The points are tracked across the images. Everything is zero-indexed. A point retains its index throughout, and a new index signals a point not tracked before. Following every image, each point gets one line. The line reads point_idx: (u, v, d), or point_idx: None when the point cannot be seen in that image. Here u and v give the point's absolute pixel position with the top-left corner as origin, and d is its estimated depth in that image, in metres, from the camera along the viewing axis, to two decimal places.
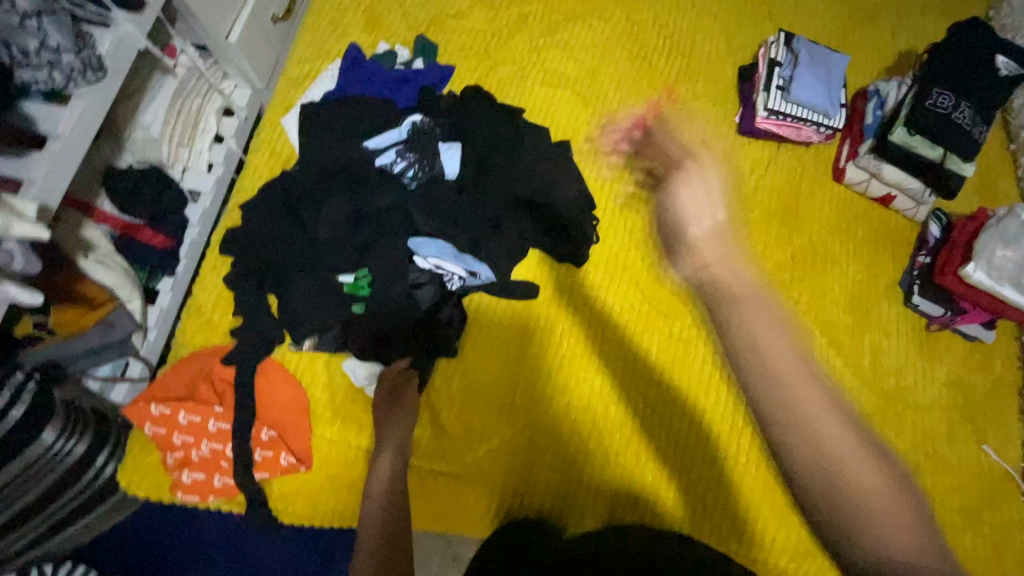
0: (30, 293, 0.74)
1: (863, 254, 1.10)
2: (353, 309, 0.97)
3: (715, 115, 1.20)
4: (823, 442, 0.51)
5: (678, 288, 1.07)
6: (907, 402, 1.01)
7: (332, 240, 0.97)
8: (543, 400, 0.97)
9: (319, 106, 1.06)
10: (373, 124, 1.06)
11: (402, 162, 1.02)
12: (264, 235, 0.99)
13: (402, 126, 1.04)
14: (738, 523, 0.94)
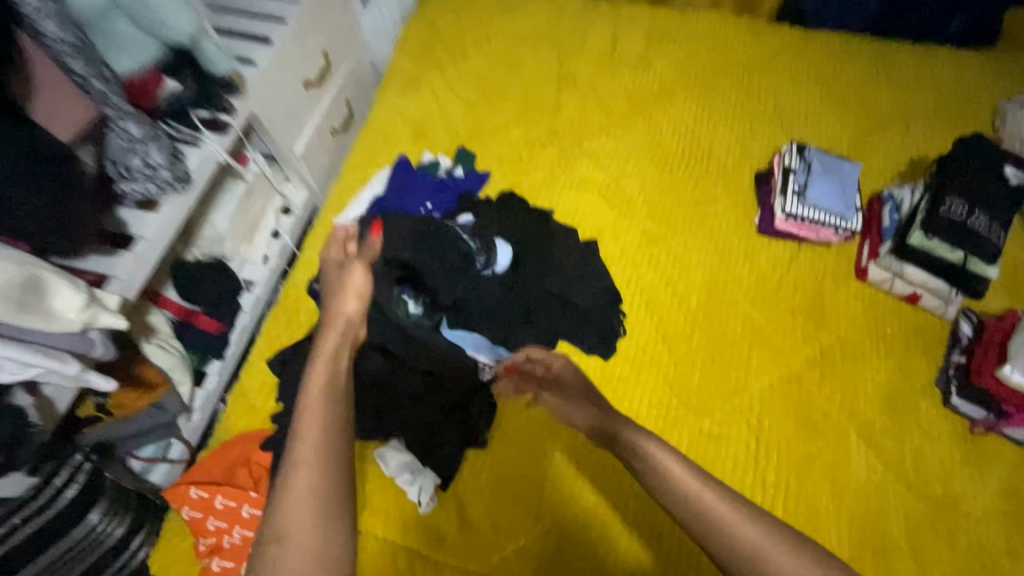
0: (107, 381, 0.81)
1: (894, 353, 1.10)
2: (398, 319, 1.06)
3: (735, 216, 1.27)
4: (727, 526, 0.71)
5: (706, 383, 1.08)
6: (959, 511, 0.95)
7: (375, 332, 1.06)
8: (572, 498, 0.96)
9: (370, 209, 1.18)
10: None
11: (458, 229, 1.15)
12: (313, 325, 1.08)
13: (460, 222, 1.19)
14: None
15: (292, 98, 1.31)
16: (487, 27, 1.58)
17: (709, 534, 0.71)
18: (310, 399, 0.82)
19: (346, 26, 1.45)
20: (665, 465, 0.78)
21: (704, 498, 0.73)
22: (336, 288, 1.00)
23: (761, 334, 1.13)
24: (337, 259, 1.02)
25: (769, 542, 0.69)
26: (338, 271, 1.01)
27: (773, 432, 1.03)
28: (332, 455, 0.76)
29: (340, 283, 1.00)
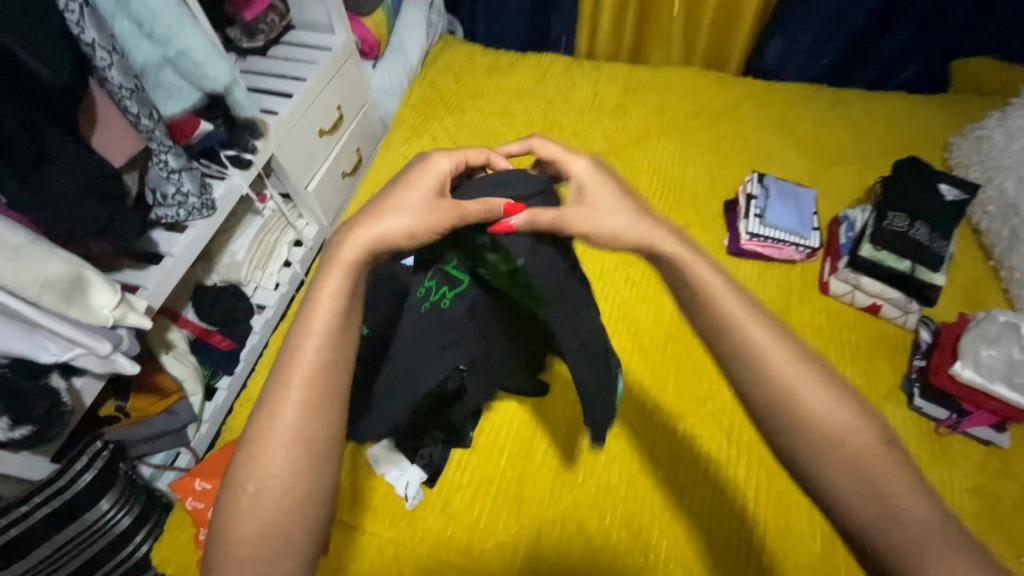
0: (132, 364, 0.91)
1: (861, 359, 1.15)
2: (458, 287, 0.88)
3: (706, 239, 1.37)
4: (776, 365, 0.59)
5: (679, 388, 1.14)
6: None
7: None
8: (554, 492, 1.02)
9: None
10: None
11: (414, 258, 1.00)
12: None
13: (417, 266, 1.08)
14: None
15: (307, 143, 1.50)
16: (482, 85, 1.78)
17: (756, 387, 0.59)
18: (314, 325, 0.59)
19: (357, 84, 1.66)
20: (712, 292, 0.64)
21: (766, 355, 0.59)
22: (406, 190, 0.68)
23: None
24: (441, 164, 0.71)
25: (836, 407, 0.56)
26: (432, 175, 0.70)
27: (743, 434, 1.08)
28: (334, 397, 0.59)
29: (417, 186, 0.68)
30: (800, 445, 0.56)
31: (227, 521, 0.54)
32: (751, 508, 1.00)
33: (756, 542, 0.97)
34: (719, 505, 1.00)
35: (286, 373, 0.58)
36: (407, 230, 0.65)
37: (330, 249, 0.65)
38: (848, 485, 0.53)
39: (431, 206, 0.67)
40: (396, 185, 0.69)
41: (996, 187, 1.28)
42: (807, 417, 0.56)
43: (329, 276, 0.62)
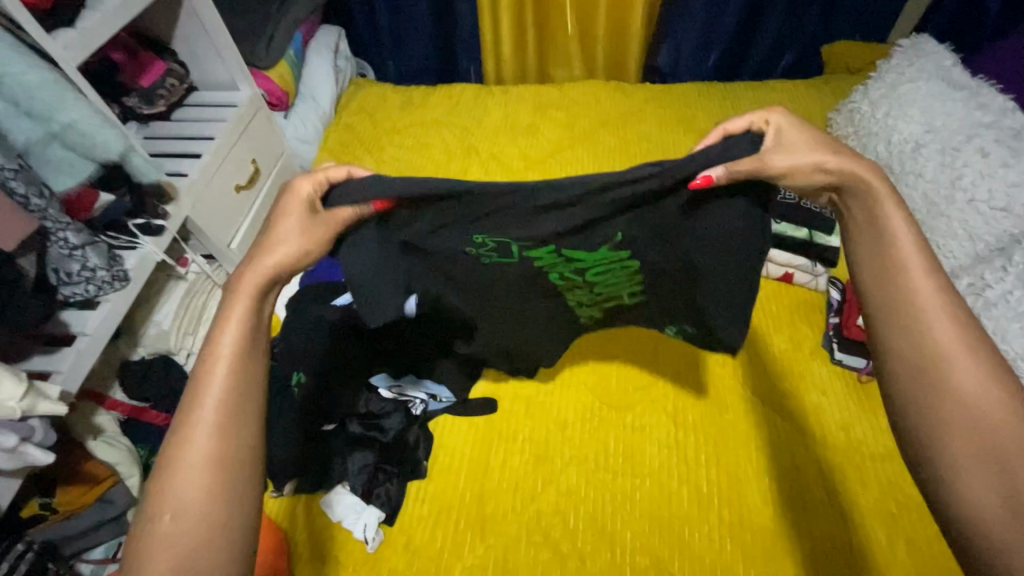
0: (44, 453, 0.85)
1: (782, 326, 1.24)
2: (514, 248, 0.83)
3: None
4: (931, 335, 0.62)
5: (624, 382, 1.17)
6: (862, 452, 1.05)
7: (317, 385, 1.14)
8: (522, 504, 1.02)
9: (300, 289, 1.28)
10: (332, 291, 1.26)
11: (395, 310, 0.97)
12: None
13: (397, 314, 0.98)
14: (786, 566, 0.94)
15: (224, 201, 1.48)
16: (397, 121, 1.82)
17: (911, 359, 0.63)
18: (219, 354, 0.62)
19: (271, 136, 1.66)
20: (895, 253, 0.67)
21: (935, 326, 0.62)
22: (274, 228, 0.70)
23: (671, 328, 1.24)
24: (304, 188, 0.72)
25: (985, 392, 0.59)
26: (297, 203, 0.72)
27: (685, 415, 1.12)
28: (242, 430, 0.60)
29: (284, 220, 0.71)
30: (940, 428, 0.59)
31: (136, 557, 0.55)
32: (707, 483, 1.03)
33: (717, 516, 0.99)
34: (687, 487, 1.03)
35: (194, 403, 0.59)
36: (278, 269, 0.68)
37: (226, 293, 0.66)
38: (979, 472, 0.56)
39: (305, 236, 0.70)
40: (272, 217, 0.71)
41: (872, 152, 1.41)
42: (959, 396, 0.59)
43: (234, 305, 0.65)
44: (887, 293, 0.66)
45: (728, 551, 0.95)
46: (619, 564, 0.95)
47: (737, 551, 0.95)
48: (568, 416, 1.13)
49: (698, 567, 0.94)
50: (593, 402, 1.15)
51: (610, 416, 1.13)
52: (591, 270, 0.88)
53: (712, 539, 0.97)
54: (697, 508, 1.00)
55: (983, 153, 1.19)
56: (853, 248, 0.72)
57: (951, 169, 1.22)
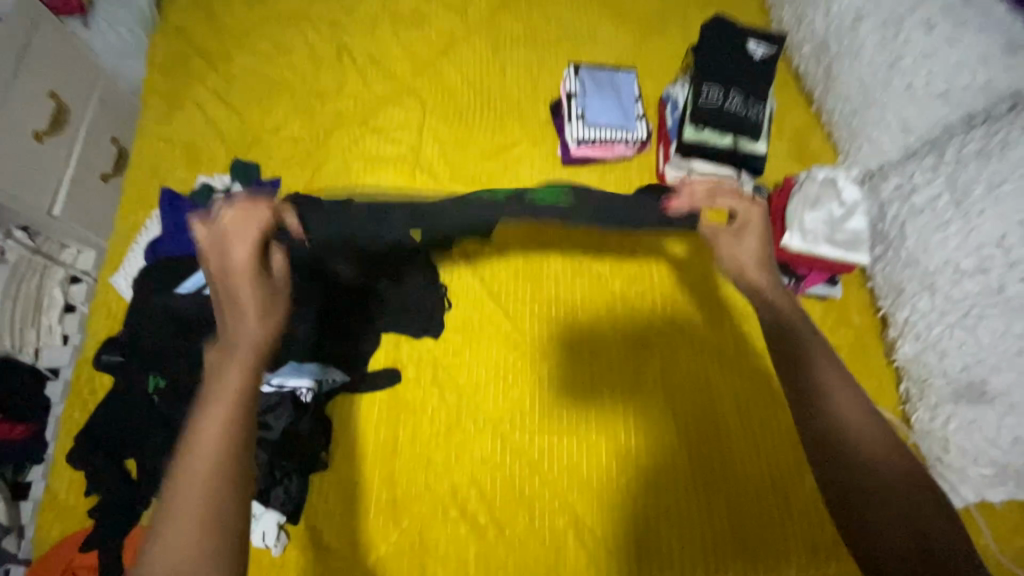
0: None
1: (704, 247, 1.14)
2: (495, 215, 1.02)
3: (538, 156, 1.26)
4: (829, 394, 0.67)
5: (536, 330, 1.06)
6: (777, 377, 1.03)
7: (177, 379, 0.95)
8: (436, 481, 0.96)
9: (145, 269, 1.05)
10: (184, 267, 1.04)
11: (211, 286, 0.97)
12: (122, 408, 0.97)
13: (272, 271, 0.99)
14: (711, 504, 0.94)
15: (18, 155, 1.14)
16: (242, 18, 1.42)
17: (817, 416, 0.66)
18: (226, 390, 0.59)
19: (67, 52, 1.25)
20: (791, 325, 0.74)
21: (831, 391, 0.67)
22: (229, 278, 0.68)
23: (587, 261, 1.12)
24: (245, 225, 0.70)
25: (877, 443, 0.62)
26: (241, 237, 0.69)
27: (602, 362, 1.04)
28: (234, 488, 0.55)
29: (234, 261, 0.68)
30: (848, 472, 0.61)
31: None
32: (624, 430, 0.99)
33: (634, 461, 0.97)
34: (607, 437, 0.98)
35: (200, 442, 0.55)
36: (256, 336, 0.64)
37: (216, 357, 0.64)
38: (885, 510, 0.58)
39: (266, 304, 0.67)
40: (234, 259, 0.68)
41: (808, 26, 1.21)
42: (870, 462, 0.61)
43: (233, 362, 0.62)
44: (786, 368, 0.70)
45: (648, 497, 0.95)
46: (538, 526, 0.93)
47: (659, 495, 0.95)
48: (479, 377, 1.03)
49: (614, 515, 0.94)
50: (504, 358, 1.04)
51: (521, 370, 1.03)
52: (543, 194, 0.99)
53: (636, 484, 0.96)
54: (623, 458, 0.97)
55: (928, 26, 1.02)
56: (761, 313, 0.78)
57: (890, 48, 1.06)
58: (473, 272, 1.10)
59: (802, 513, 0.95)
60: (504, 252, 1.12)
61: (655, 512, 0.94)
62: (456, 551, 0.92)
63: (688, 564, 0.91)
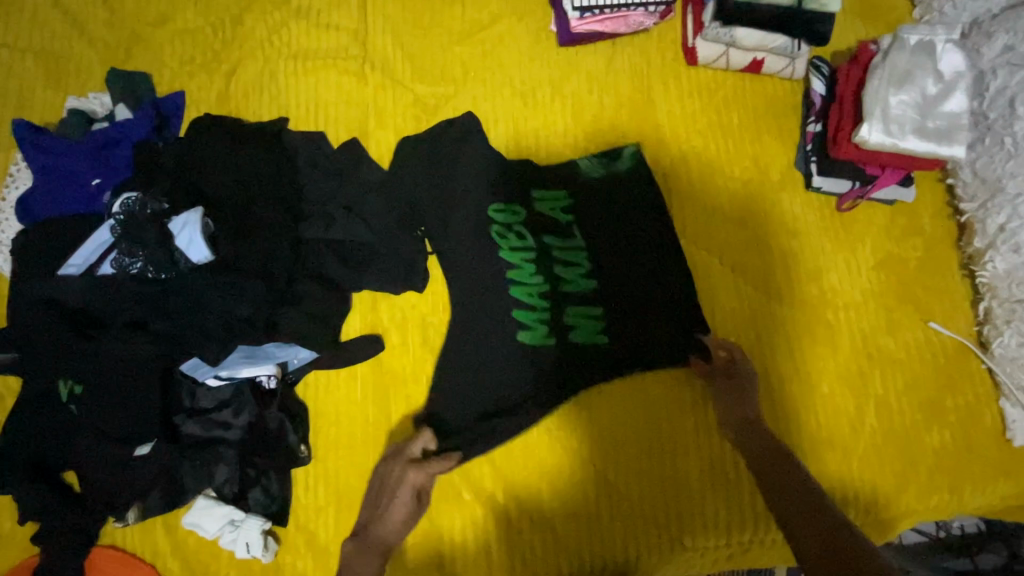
0: None
1: (747, 147, 0.91)
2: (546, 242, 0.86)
3: (526, 35, 0.95)
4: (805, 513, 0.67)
5: (546, 273, 0.85)
6: (836, 304, 0.86)
7: (93, 378, 0.73)
8: None
9: (17, 239, 0.78)
10: (71, 232, 0.78)
11: (115, 260, 0.73)
12: (26, 421, 0.75)
13: (186, 238, 0.74)
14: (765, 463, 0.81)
15: None
16: None
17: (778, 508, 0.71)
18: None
19: None
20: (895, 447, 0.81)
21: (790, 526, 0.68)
22: (385, 505, 0.74)
23: (599, 179, 0.89)
24: (413, 477, 0.74)
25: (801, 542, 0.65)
26: (406, 486, 0.74)
27: (627, 306, 0.85)
28: None
29: (397, 502, 0.74)
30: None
31: None
32: (654, 384, 0.84)
33: (671, 422, 0.83)
34: (644, 390, 0.84)
35: None
36: (390, 543, 0.72)
37: (351, 550, 0.72)
38: None
39: (408, 522, 0.74)
40: (394, 478, 0.75)
41: None
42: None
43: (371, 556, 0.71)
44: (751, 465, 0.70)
45: (692, 455, 0.82)
46: (567, 499, 0.81)
47: (704, 450, 0.82)
48: (480, 334, 0.83)
49: (649, 484, 0.81)
50: (510, 311, 0.84)
51: (544, 340, 0.83)
52: (553, 205, 0.88)
53: (678, 443, 0.82)
54: (665, 415, 0.83)
55: None
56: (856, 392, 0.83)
57: None
58: (458, 204, 0.87)
59: (863, 462, 0.81)
60: (493, 179, 0.88)
61: (696, 473, 0.81)
62: (475, 536, 0.80)
63: (734, 526, 0.80)
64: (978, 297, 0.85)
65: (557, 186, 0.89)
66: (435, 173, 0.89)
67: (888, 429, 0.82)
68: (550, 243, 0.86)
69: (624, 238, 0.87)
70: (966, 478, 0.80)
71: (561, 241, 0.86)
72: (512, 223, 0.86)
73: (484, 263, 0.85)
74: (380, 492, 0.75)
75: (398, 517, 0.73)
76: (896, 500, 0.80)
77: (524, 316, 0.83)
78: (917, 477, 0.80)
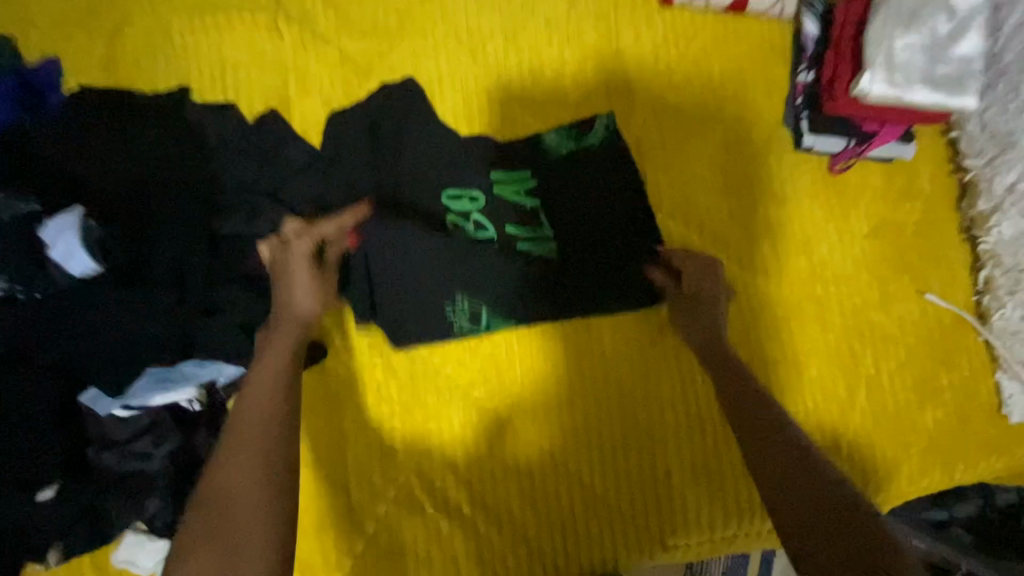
0: None
1: (730, 102, 0.79)
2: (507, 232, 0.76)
3: None
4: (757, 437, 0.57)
5: (506, 252, 0.75)
6: (827, 276, 0.78)
7: None
8: (402, 473, 0.74)
9: None
10: None
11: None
12: None
13: (59, 242, 0.61)
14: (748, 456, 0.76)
15: None
16: None
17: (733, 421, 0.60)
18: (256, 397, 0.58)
19: None
20: (887, 430, 0.76)
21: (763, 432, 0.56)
22: (281, 282, 0.66)
23: (562, 147, 0.78)
24: (302, 244, 0.67)
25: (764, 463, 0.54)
26: (298, 255, 0.66)
27: (598, 291, 0.76)
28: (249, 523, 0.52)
29: (294, 275, 0.66)
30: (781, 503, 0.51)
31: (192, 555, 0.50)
32: (629, 377, 0.76)
33: (648, 414, 0.76)
34: (621, 384, 0.76)
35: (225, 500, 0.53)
36: (309, 317, 0.65)
37: (263, 340, 0.64)
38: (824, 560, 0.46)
39: (320, 292, 0.66)
40: (281, 256, 0.66)
41: None
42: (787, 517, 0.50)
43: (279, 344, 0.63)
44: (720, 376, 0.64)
45: (671, 451, 0.75)
46: (538, 506, 0.74)
47: (685, 448, 0.75)
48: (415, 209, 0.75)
49: (625, 485, 0.75)
50: (473, 261, 0.74)
51: (478, 327, 0.75)
52: (514, 189, 0.77)
53: (657, 439, 0.75)
54: (643, 410, 0.76)
55: None
56: (850, 374, 0.76)
57: None
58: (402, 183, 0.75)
59: (852, 447, 0.75)
60: (441, 155, 0.76)
61: (677, 471, 0.75)
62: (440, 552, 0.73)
63: (717, 525, 0.75)
64: (977, 264, 0.78)
65: (518, 164, 0.77)
66: (372, 148, 0.76)
67: (881, 412, 0.76)
68: (514, 233, 0.76)
69: (593, 215, 0.77)
70: (958, 458, 0.76)
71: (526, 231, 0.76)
72: (470, 211, 0.76)
73: (432, 255, 0.75)
74: (275, 278, 0.66)
75: (305, 286, 0.66)
76: (886, 485, 0.75)
77: (465, 301, 0.75)
78: (907, 458, 0.75)
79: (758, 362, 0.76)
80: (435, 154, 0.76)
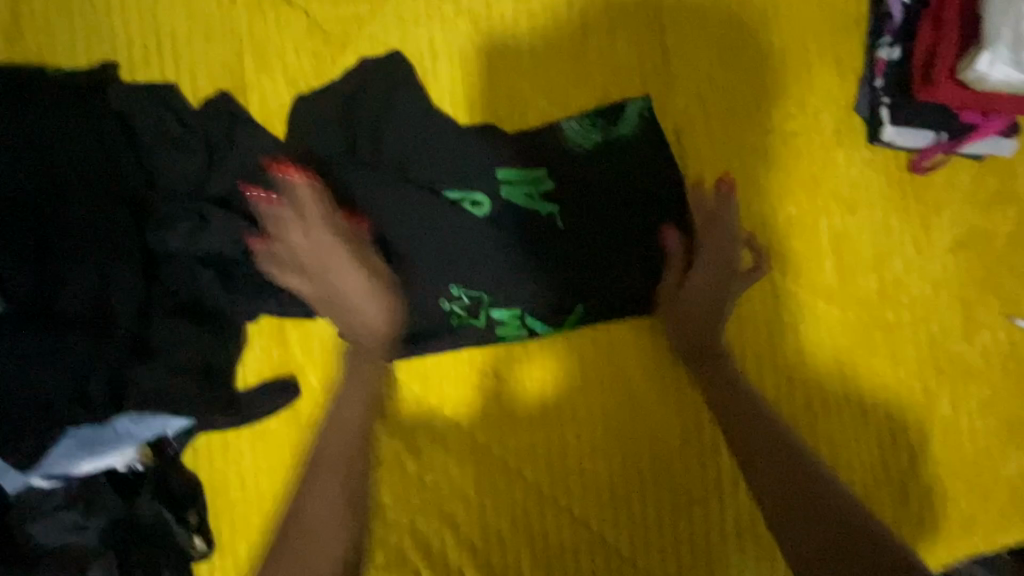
0: None
1: (791, 84, 0.65)
2: (518, 244, 0.62)
3: None
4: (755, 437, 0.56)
5: (512, 271, 0.62)
6: (901, 297, 0.65)
7: None
8: (393, 536, 0.62)
9: None
10: None
11: None
12: None
13: None
14: None
15: None
16: None
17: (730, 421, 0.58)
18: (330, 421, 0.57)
19: None
20: (963, 480, 0.65)
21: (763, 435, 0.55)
22: (333, 289, 0.57)
23: (585, 139, 0.63)
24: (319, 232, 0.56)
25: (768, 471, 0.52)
26: (331, 251, 0.56)
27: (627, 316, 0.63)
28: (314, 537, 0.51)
29: (344, 276, 0.57)
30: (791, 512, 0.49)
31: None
32: (663, 422, 0.64)
33: (684, 465, 0.64)
34: (653, 427, 0.64)
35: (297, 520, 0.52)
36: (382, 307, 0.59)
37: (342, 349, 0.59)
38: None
39: (379, 274, 0.59)
40: (307, 249, 0.57)
41: None
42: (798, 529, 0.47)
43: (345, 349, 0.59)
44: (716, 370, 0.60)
45: (712, 507, 0.64)
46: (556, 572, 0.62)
47: (728, 504, 0.64)
48: (414, 156, 0.61)
49: (657, 550, 0.63)
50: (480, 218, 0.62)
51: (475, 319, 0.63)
52: (525, 193, 0.63)
53: (696, 493, 0.64)
54: (680, 459, 0.64)
55: None
56: (924, 415, 0.65)
57: None
58: (385, 184, 0.60)
59: (924, 500, 0.64)
60: (436, 148, 0.62)
61: (718, 530, 0.63)
62: None
63: None
64: None
65: (531, 159, 0.62)
66: (351, 140, 0.61)
67: (958, 458, 0.65)
68: (528, 246, 0.62)
69: (622, 224, 0.63)
70: None
71: (541, 243, 0.62)
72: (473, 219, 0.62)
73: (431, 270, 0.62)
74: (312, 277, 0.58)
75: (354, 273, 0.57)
76: (960, 542, 0.64)
77: (457, 290, 0.62)
78: (986, 513, 0.65)
79: (817, 402, 0.64)
80: (428, 146, 0.62)
